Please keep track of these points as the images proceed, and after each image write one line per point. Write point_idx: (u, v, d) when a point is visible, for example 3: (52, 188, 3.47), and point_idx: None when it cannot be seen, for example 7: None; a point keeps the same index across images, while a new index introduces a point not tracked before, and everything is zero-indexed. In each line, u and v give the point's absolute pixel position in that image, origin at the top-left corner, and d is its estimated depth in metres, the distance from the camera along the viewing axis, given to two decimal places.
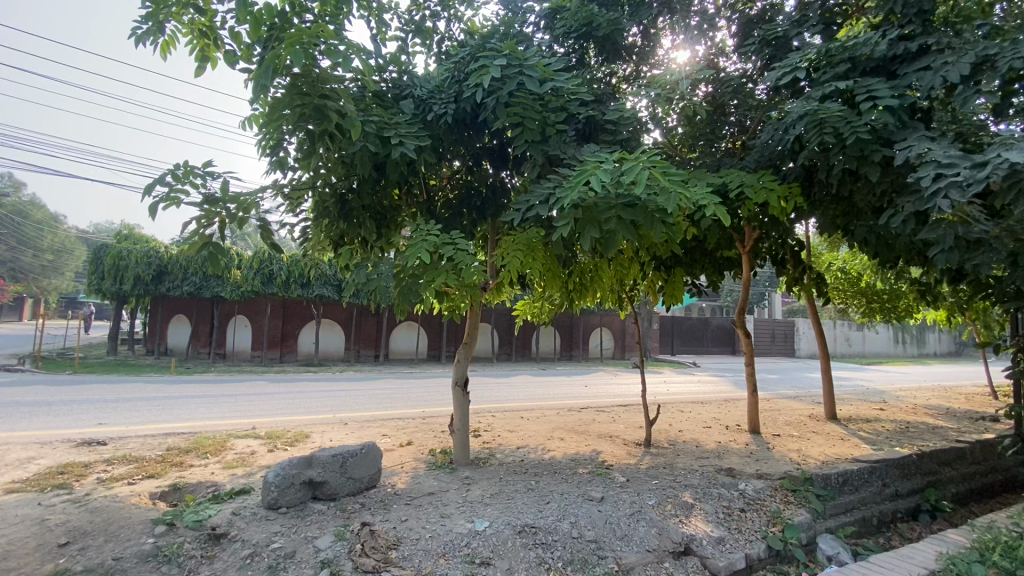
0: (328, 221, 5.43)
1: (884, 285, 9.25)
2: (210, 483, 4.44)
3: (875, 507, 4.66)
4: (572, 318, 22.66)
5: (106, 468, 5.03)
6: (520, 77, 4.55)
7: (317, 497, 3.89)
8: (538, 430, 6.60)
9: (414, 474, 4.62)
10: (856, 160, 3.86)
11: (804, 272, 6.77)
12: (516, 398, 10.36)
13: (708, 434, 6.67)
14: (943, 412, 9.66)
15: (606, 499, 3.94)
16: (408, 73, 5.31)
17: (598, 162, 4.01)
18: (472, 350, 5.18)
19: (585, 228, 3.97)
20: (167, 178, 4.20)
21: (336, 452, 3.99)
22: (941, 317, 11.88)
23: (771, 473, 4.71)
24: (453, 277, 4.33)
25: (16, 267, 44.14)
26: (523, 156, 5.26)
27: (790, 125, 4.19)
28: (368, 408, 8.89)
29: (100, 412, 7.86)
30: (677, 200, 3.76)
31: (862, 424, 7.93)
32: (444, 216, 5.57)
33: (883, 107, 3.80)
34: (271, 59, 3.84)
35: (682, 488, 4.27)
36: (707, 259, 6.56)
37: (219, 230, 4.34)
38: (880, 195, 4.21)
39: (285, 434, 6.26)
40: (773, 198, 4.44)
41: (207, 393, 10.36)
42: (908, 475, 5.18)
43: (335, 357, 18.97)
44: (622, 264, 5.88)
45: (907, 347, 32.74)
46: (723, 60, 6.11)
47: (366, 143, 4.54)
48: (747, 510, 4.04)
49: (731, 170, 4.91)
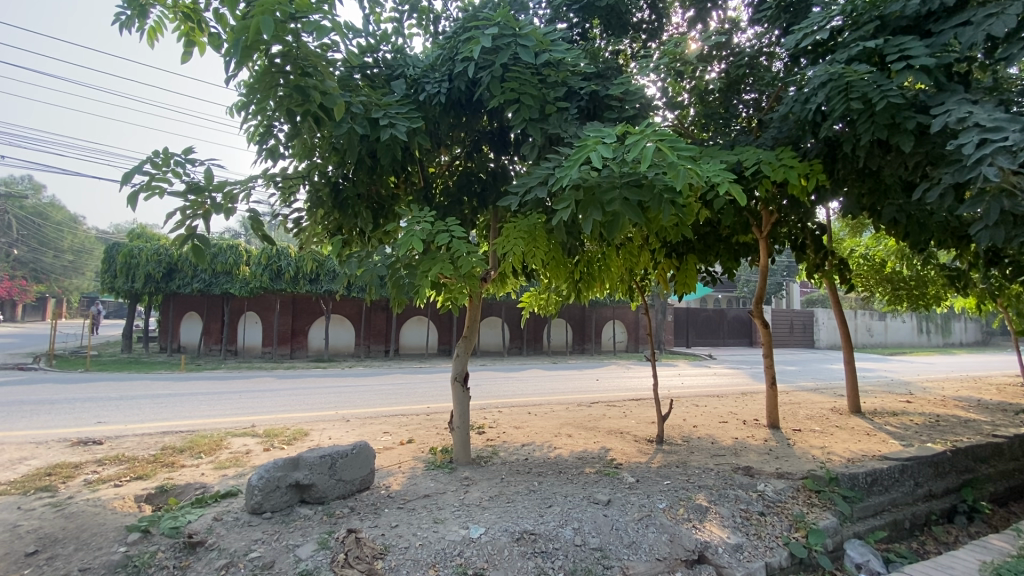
0: (324, 212, 5.18)
1: (910, 271, 8.82)
2: (198, 485, 4.20)
3: (907, 509, 4.33)
4: (584, 312, 22.40)
5: (96, 468, 4.82)
6: (514, 47, 4.29)
7: (304, 501, 3.65)
8: (545, 426, 6.32)
9: (411, 474, 4.36)
10: (886, 128, 3.54)
11: (826, 258, 6.37)
12: (526, 393, 10.05)
13: (724, 429, 6.34)
14: (975, 403, 9.21)
15: (613, 503, 3.65)
16: (401, 53, 5.07)
17: (600, 137, 3.70)
18: (472, 344, 4.91)
19: (586, 211, 3.66)
20: (146, 166, 3.97)
21: (325, 453, 3.74)
22: (971, 305, 11.38)
23: (792, 472, 4.39)
24: (449, 266, 4.06)
25: (38, 267, 44.65)
26: (523, 136, 4.95)
27: (813, 93, 3.87)
28: (374, 404, 8.66)
29: (102, 411, 7.72)
30: (688, 177, 3.46)
31: (889, 417, 7.53)
32: (443, 205, 5.28)
33: (918, 68, 3.46)
34: (243, 32, 3.57)
35: (696, 489, 3.97)
36: (722, 246, 6.23)
37: (204, 221, 4.09)
38: (913, 168, 3.92)
39: (282, 433, 6.05)
40: (792, 176, 4.11)
41: (213, 391, 10.19)
42: (943, 474, 4.82)
43: (345, 353, 18.84)
44: (631, 252, 5.60)
45: (931, 337, 31.92)
46: (738, 34, 5.72)
47: (354, 125, 4.32)
48: (767, 514, 3.72)
49: (746, 147, 4.60)
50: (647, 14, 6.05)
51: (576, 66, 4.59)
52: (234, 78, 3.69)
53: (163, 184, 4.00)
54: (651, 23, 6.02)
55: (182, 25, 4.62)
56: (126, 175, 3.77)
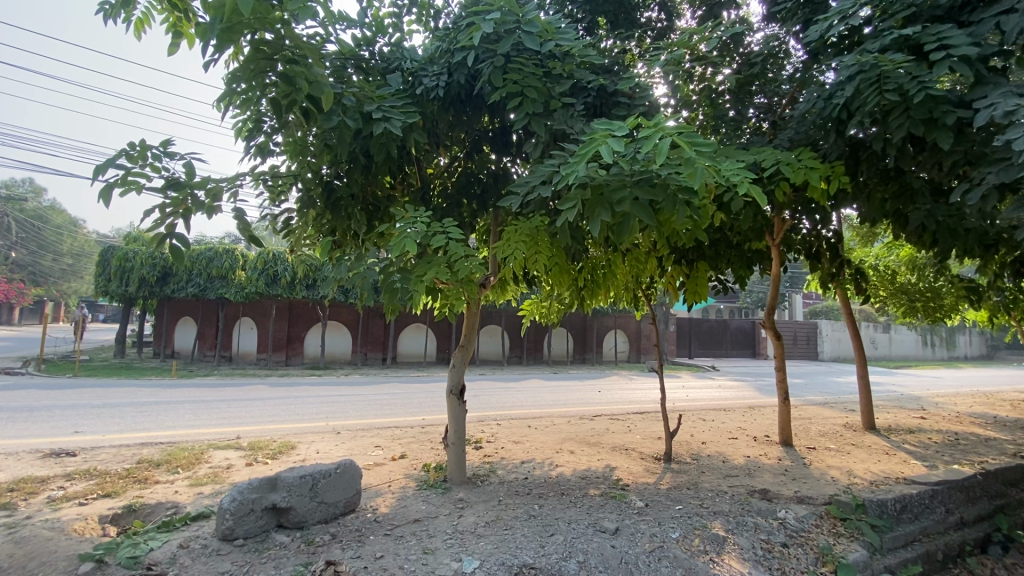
0: (316, 213, 4.85)
1: (922, 281, 8.50)
2: (170, 504, 3.86)
3: (939, 539, 3.99)
4: (585, 321, 22.11)
5: (63, 484, 4.46)
6: (518, 36, 4.05)
7: (281, 525, 3.31)
8: (546, 441, 5.98)
9: (401, 495, 4.02)
10: (923, 124, 3.25)
11: (843, 266, 6.05)
12: (526, 405, 9.71)
13: (735, 446, 6.00)
14: (991, 420, 8.87)
15: (622, 532, 3.33)
16: (398, 46, 4.82)
17: (610, 130, 3.40)
18: (470, 353, 4.58)
19: (594, 212, 3.34)
20: (120, 158, 3.66)
21: (306, 472, 3.40)
22: (982, 319, 11.06)
23: (813, 498, 4.07)
24: (445, 270, 3.75)
25: (36, 271, 44.22)
26: (526, 134, 4.65)
27: (840, 87, 3.60)
28: (367, 415, 8.30)
29: (82, 420, 7.38)
30: (705, 174, 3.15)
31: (906, 435, 7.19)
32: (440, 206, 4.87)
33: (958, 58, 3.16)
34: (221, 11, 3.30)
35: (711, 516, 3.64)
36: (733, 253, 5.82)
37: (184, 220, 3.77)
38: (950, 168, 3.62)
39: (268, 446, 5.70)
40: (814, 176, 3.83)
41: (202, 399, 9.84)
42: (974, 499, 4.49)
43: (341, 361, 18.47)
44: (638, 258, 5.30)
45: (935, 350, 31.66)
46: (750, 35, 5.50)
47: (344, 118, 4.02)
48: (790, 546, 3.39)
49: (764, 148, 4.30)
50: (657, 14, 5.83)
51: (585, 59, 4.32)
52: (213, 62, 3.41)
53: (139, 179, 3.71)
54: (662, 22, 5.80)
55: (169, 15, 4.31)
56: (98, 168, 3.47)
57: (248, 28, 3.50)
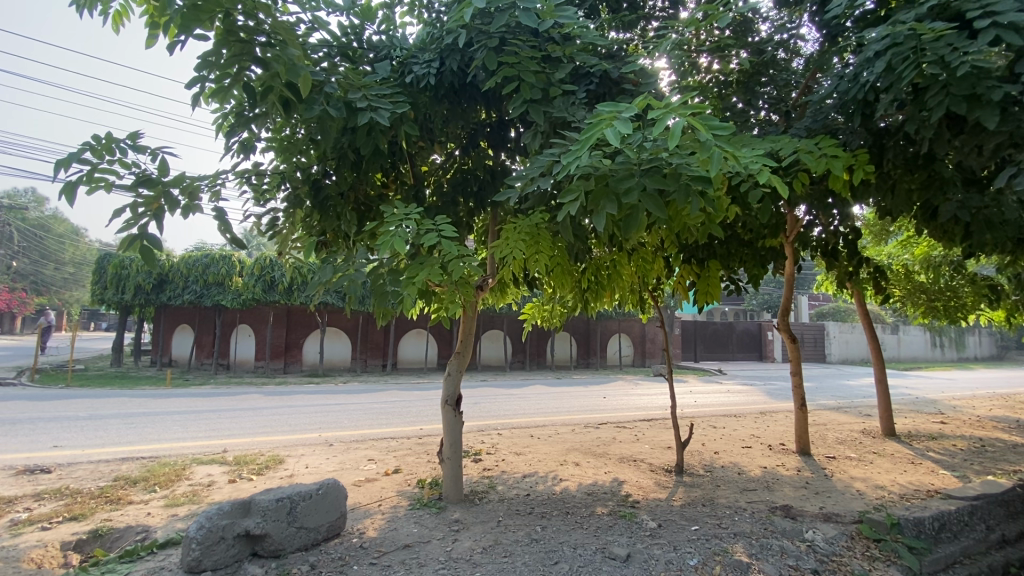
0: (304, 214, 4.50)
1: (940, 278, 8.03)
2: (140, 528, 3.56)
3: (982, 560, 3.64)
4: (590, 325, 21.90)
5: (30, 506, 4.15)
6: (513, 14, 3.75)
7: (256, 554, 3.00)
8: (550, 452, 5.65)
9: (392, 516, 3.69)
10: (964, 101, 2.92)
11: (863, 263, 5.68)
12: (528, 412, 9.37)
13: (751, 456, 5.65)
14: (1014, 424, 8.49)
15: (633, 559, 3.00)
16: (389, 35, 4.53)
17: (617, 112, 3.04)
18: (467, 359, 4.24)
19: (599, 204, 2.98)
20: (84, 153, 3.36)
21: (283, 495, 3.07)
22: (1001, 318, 10.66)
23: (841, 515, 3.74)
24: (439, 272, 3.42)
25: (38, 280, 44.10)
26: (526, 125, 4.34)
27: (871, 63, 3.27)
28: (364, 425, 7.98)
29: (66, 432, 7.08)
30: (722, 160, 2.80)
31: (929, 441, 6.82)
32: (434, 204, 4.51)
33: (1006, 25, 2.84)
34: None
35: (731, 538, 3.30)
36: (746, 251, 5.43)
37: (156, 220, 3.46)
38: (990, 152, 3.27)
39: (255, 460, 5.38)
40: (838, 165, 3.45)
41: (194, 409, 9.50)
42: (1016, 514, 4.11)
43: (341, 367, 18.13)
44: (645, 257, 4.99)
45: (944, 351, 31.28)
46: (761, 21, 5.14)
47: (327, 107, 3.70)
48: (822, 572, 3.06)
49: (781, 137, 3.94)
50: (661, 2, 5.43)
51: (590, 42, 4.02)
52: (179, 44, 3.11)
53: (106, 175, 3.41)
54: (666, 11, 5.38)
55: (147, 5, 4.01)
56: (60, 163, 3.17)
57: (219, 8, 3.18)
